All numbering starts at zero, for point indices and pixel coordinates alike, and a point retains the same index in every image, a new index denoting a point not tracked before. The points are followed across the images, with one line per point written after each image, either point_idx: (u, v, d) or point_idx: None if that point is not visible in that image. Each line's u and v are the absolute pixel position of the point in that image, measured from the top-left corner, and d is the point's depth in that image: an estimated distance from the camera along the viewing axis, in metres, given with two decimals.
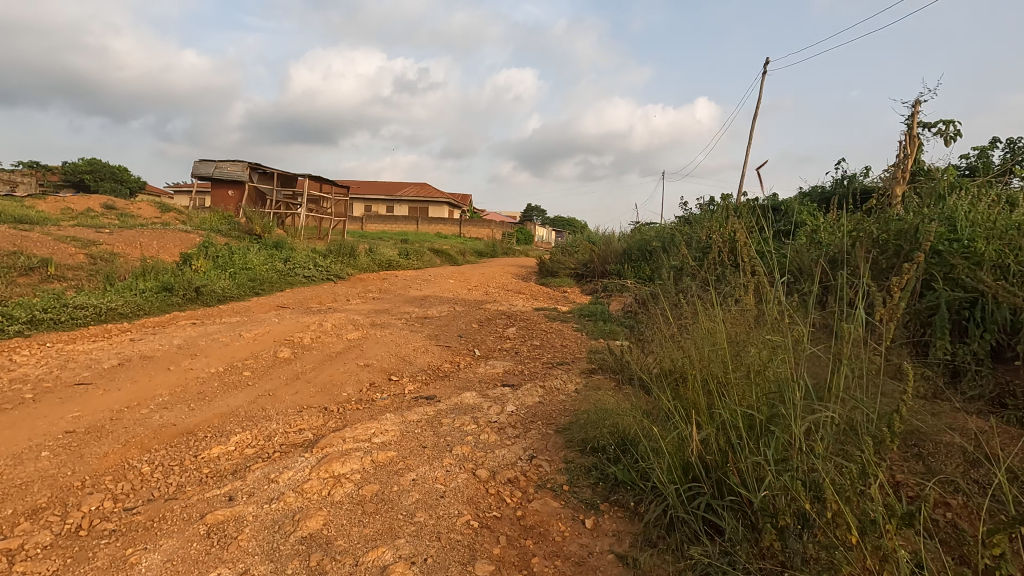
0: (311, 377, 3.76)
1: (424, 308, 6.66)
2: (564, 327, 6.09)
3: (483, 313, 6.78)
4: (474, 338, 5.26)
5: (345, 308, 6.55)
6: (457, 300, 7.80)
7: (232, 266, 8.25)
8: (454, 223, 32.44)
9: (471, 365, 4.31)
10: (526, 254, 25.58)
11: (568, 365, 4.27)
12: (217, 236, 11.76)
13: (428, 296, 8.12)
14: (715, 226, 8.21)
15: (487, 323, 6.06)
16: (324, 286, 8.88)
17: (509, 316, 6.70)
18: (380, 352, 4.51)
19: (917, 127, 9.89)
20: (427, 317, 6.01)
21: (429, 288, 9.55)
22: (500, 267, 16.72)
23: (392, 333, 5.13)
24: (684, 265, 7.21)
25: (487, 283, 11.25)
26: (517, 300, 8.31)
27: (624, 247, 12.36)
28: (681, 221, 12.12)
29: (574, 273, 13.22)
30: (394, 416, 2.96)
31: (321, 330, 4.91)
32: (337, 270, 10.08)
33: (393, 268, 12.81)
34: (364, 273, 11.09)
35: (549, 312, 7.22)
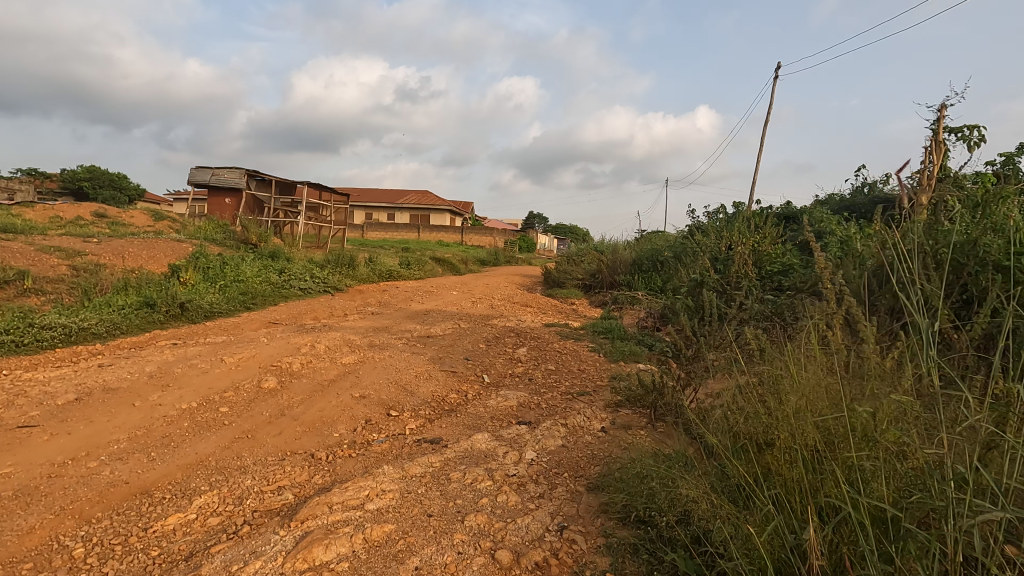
0: (298, 413, 3.28)
1: (426, 325, 6.17)
2: (579, 347, 5.60)
3: (489, 330, 6.29)
4: (482, 360, 4.77)
5: (341, 325, 6.07)
6: (462, 315, 7.32)
7: (223, 279, 7.80)
8: (455, 231, 32.03)
9: (481, 396, 3.83)
10: (529, 263, 25.15)
11: (590, 396, 3.77)
12: (211, 246, 11.32)
13: (430, 311, 7.64)
14: (734, 236, 7.75)
15: (495, 342, 5.57)
16: (320, 299, 8.42)
17: (518, 334, 6.21)
18: (377, 381, 4.02)
19: (942, 132, 9.44)
20: (429, 336, 5.53)
21: (432, 301, 9.07)
22: (503, 276, 16.25)
23: (391, 356, 4.64)
24: (705, 278, 6.73)
25: (492, 295, 10.76)
26: (525, 315, 7.84)
27: (634, 257, 11.88)
28: (693, 230, 11.66)
29: (581, 284, 12.73)
30: (391, 469, 2.46)
31: (312, 353, 4.43)
32: (335, 282, 9.61)
33: (394, 279, 12.35)
34: (363, 285, 10.63)
35: (560, 329, 6.74)
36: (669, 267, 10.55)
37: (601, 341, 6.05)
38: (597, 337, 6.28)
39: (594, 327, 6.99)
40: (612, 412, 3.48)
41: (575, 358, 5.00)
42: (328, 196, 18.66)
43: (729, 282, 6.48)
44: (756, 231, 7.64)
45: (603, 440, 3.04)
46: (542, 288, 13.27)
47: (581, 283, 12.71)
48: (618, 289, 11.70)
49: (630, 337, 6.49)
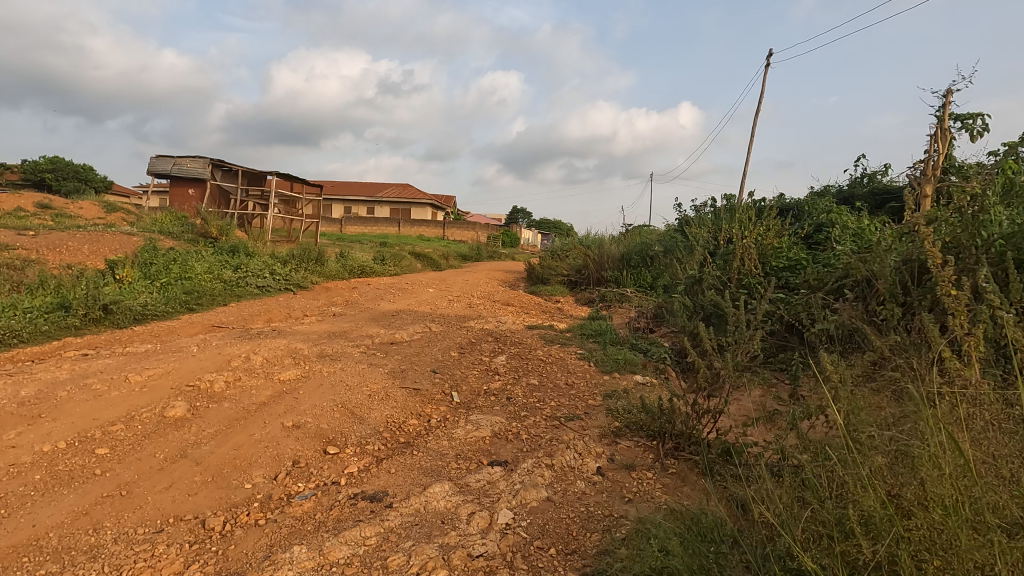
0: (203, 454, 2.52)
1: (392, 328, 5.42)
2: (566, 354, 4.89)
3: (464, 334, 5.55)
4: (452, 374, 4.03)
5: (294, 329, 5.29)
6: (435, 316, 6.57)
7: (166, 277, 6.94)
8: (437, 226, 31.19)
9: (446, 422, 3.10)
10: (512, 258, 24.48)
11: (582, 422, 3.07)
12: (165, 240, 10.43)
13: (400, 311, 6.87)
14: (733, 229, 7.12)
15: (470, 350, 4.83)
16: (279, 298, 7.60)
17: (497, 338, 5.48)
18: (320, 403, 3.26)
19: (948, 121, 8.95)
20: (394, 342, 4.77)
21: (405, 299, 8.30)
22: (485, 272, 15.48)
23: (342, 370, 3.87)
24: (704, 276, 6.10)
25: (471, 292, 10.00)
26: (505, 315, 7.11)
27: (622, 251, 11.21)
28: (684, 223, 11.05)
29: (567, 280, 12.01)
30: (303, 552, 1.73)
31: (244, 367, 3.65)
32: (298, 279, 8.78)
33: (367, 275, 11.52)
34: (331, 282, 9.82)
35: (545, 331, 6.03)
36: (661, 263, 9.93)
37: (589, 345, 5.37)
38: (586, 342, 5.59)
39: (582, 329, 6.29)
40: (610, 445, 2.77)
41: (562, 369, 4.28)
42: (300, 188, 17.70)
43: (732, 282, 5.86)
44: (754, 222, 7.03)
45: (601, 488, 2.35)
46: (525, 285, 12.54)
47: (566, 280, 12.00)
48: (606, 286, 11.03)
49: (622, 341, 5.81)
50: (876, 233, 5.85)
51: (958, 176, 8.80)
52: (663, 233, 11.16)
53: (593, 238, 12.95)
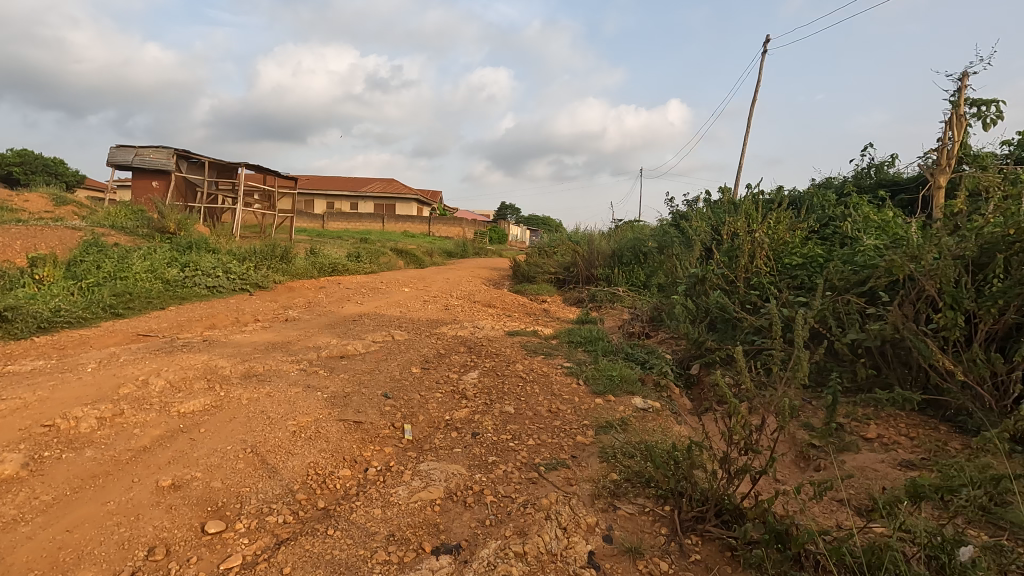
0: (14, 543, 1.73)
1: (347, 338, 4.62)
2: (550, 368, 4.13)
3: (433, 344, 4.76)
4: (408, 398, 3.25)
5: (230, 340, 4.47)
6: (404, 321, 5.78)
7: (96, 277, 6.10)
8: (422, 222, 30.32)
9: (389, 473, 2.33)
10: (498, 256, 23.72)
11: (569, 472, 2.31)
12: (113, 236, 9.55)
13: (364, 315, 6.07)
14: (737, 221, 6.41)
15: (436, 365, 4.05)
16: (229, 300, 6.77)
17: (472, 349, 4.70)
18: (220, 447, 2.46)
19: (963, 107, 8.32)
20: (344, 356, 3.97)
21: (374, 301, 7.49)
22: (468, 270, 14.68)
23: (267, 397, 3.07)
24: (711, 276, 5.47)
25: (449, 293, 9.21)
26: (484, 319, 6.34)
27: (613, 248, 10.47)
28: (680, 217, 10.35)
29: (554, 279, 11.26)
30: None
31: (135, 395, 2.85)
32: (256, 278, 7.94)
33: (339, 273, 10.69)
34: (296, 282, 8.99)
35: (527, 338, 5.28)
36: (656, 261, 9.25)
37: (579, 357, 4.61)
38: (576, 352, 4.83)
39: (571, 336, 5.54)
40: (605, 512, 2.01)
41: (545, 390, 3.52)
42: (274, 181, 16.76)
43: (741, 284, 5.25)
44: (760, 215, 6.31)
45: None
46: (510, 283, 11.78)
47: (553, 279, 11.23)
48: (596, 285, 10.29)
49: (617, 351, 5.07)
50: (900, 226, 5.17)
51: (974, 167, 8.17)
52: (657, 228, 10.43)
53: (582, 234, 12.19)
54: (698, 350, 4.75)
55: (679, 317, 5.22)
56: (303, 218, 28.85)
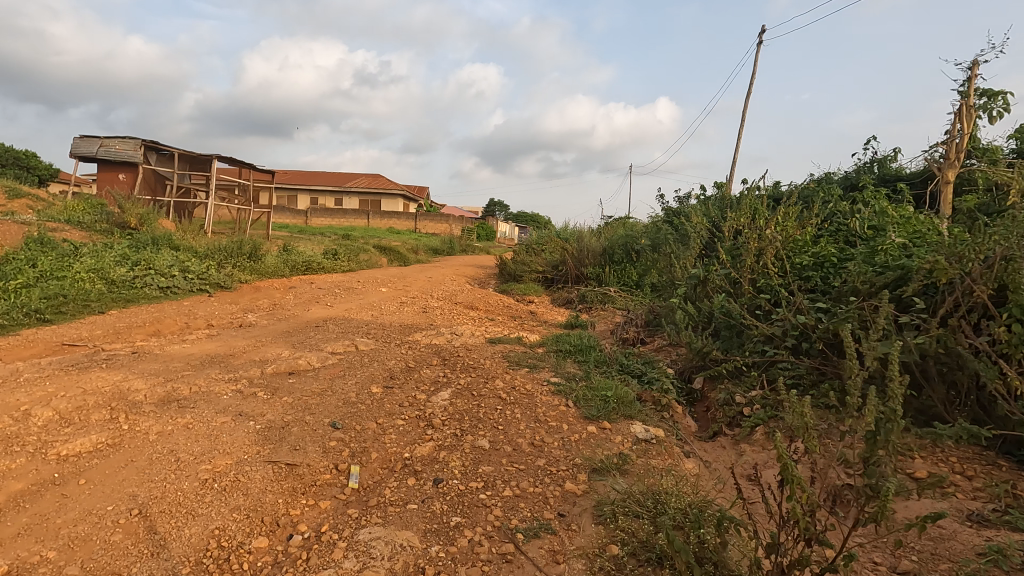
0: None
1: (302, 348, 4.03)
2: (535, 385, 3.58)
3: (402, 354, 4.19)
4: (360, 430, 2.67)
5: (165, 351, 3.87)
6: (373, 326, 5.20)
7: (27, 278, 5.44)
8: (408, 218, 29.65)
9: (316, 546, 1.76)
10: (485, 253, 23.15)
11: (554, 546, 1.76)
12: (66, 232, 8.86)
13: (330, 319, 5.48)
14: (740, 216, 5.90)
15: (402, 382, 3.47)
16: (182, 302, 6.14)
17: (446, 360, 4.13)
18: (97, 510, 1.87)
19: (973, 98, 7.87)
20: (293, 373, 3.39)
21: (346, 303, 6.90)
22: (452, 268, 14.11)
23: (183, 430, 2.48)
24: (714, 277, 4.98)
25: (430, 293, 8.63)
26: (464, 323, 5.78)
27: (603, 245, 9.95)
28: (674, 213, 9.84)
29: (542, 278, 10.69)
30: None
31: (7, 435, 2.26)
32: (217, 277, 7.30)
33: (313, 272, 10.06)
34: (264, 281, 8.36)
35: (509, 347, 4.74)
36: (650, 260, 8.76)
37: (568, 370, 4.07)
38: (565, 364, 4.28)
39: (559, 344, 4.99)
40: None
41: (527, 415, 2.96)
42: (249, 174, 16.02)
43: (750, 287, 4.74)
44: (765, 209, 5.80)
45: None
46: (496, 282, 11.21)
47: (540, 278, 10.68)
48: (585, 284, 9.77)
49: (612, 362, 4.53)
50: (922, 223, 4.68)
51: (982, 162, 7.74)
52: (650, 224, 9.91)
53: (571, 231, 11.65)
54: (702, 362, 4.23)
55: (680, 323, 4.71)
56: (285, 213, 28.07)
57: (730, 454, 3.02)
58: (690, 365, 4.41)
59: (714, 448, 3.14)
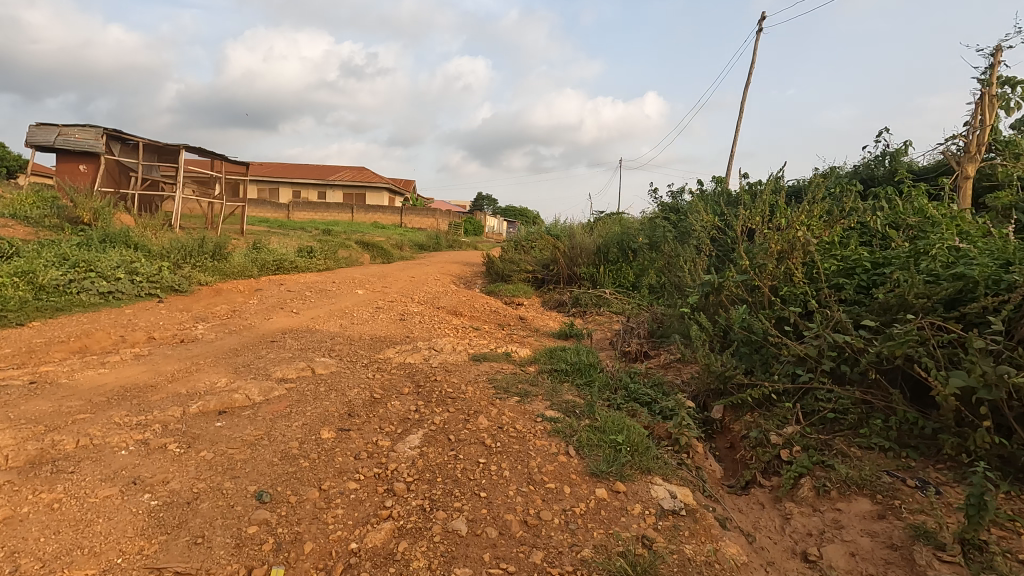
0: None
1: (245, 374, 3.33)
2: (527, 423, 2.93)
3: (367, 379, 3.50)
4: (296, 503, 2.00)
5: (72, 379, 3.16)
6: (340, 341, 4.50)
7: None
8: (393, 213, 28.79)
9: None
10: (473, 249, 22.44)
11: None
12: (7, 228, 8.03)
13: (290, 331, 4.77)
14: (756, 213, 5.29)
15: (363, 422, 2.79)
16: (124, 310, 5.39)
17: (421, 388, 3.45)
18: None
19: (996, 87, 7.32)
20: (223, 413, 2.70)
21: (314, 309, 6.18)
22: (436, 266, 13.35)
23: (41, 515, 1.79)
24: (731, 285, 4.37)
25: (410, 296, 7.92)
26: (446, 334, 5.11)
27: (597, 243, 9.29)
28: (674, 209, 9.23)
29: (532, 278, 9.92)
30: None
31: None
32: (170, 280, 6.54)
33: (285, 271, 9.32)
34: (227, 283, 7.59)
35: (497, 367, 4.08)
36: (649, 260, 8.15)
37: (567, 399, 3.43)
38: (563, 390, 3.64)
39: (555, 361, 4.34)
40: None
41: (518, 474, 2.32)
42: (221, 166, 15.13)
43: (774, 298, 4.15)
44: (782, 206, 5.19)
45: None
46: (483, 282, 10.50)
47: (530, 278, 9.92)
48: (578, 285, 9.12)
49: (617, 386, 3.89)
50: (969, 223, 4.11)
51: (1004, 155, 7.20)
52: (648, 221, 9.25)
53: (562, 227, 10.98)
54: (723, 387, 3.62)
55: (694, 339, 4.09)
56: (266, 207, 27.07)
57: (773, 518, 2.40)
58: (707, 390, 3.80)
59: (751, 507, 2.52)
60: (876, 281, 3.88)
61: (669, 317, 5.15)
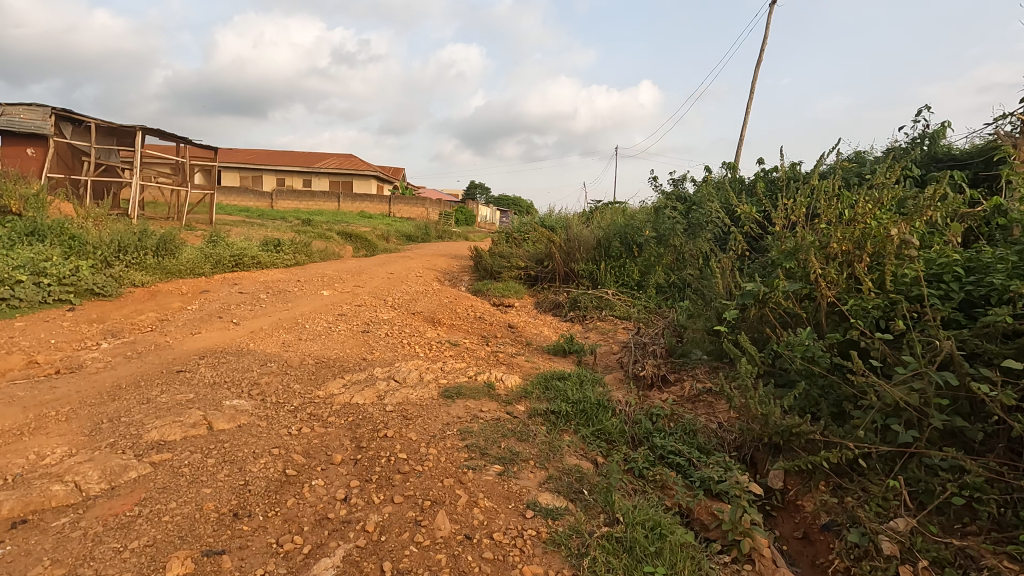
0: None
1: (104, 436, 2.31)
2: (512, 522, 1.94)
3: (287, 438, 2.48)
4: None
5: None
6: (272, 368, 3.46)
7: None
8: (381, 202, 27.62)
9: None
10: (462, 240, 21.35)
11: None
12: None
13: (213, 352, 3.74)
14: (802, 200, 4.27)
15: (252, 533, 1.78)
16: (13, 322, 4.33)
17: (364, 451, 2.42)
18: None
19: None
20: (16, 529, 1.68)
21: (261, 318, 5.12)
22: (422, 260, 12.27)
23: None
24: (783, 296, 3.37)
25: (384, 298, 6.89)
26: (415, 354, 4.09)
27: (597, 237, 8.28)
28: (684, 198, 8.20)
29: (523, 275, 8.72)
30: None
31: None
32: (90, 281, 5.48)
33: (245, 267, 8.25)
34: (168, 284, 6.52)
35: (475, 408, 3.07)
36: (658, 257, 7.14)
37: (571, 467, 2.43)
38: (565, 449, 2.64)
39: (553, 396, 3.33)
40: None
41: None
42: (186, 149, 13.91)
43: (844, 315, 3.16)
44: (834, 193, 4.17)
45: None
46: (470, 279, 9.45)
47: (522, 275, 8.71)
48: (576, 284, 8.10)
49: (636, 436, 2.91)
50: None
51: None
52: (654, 210, 8.18)
53: (557, 218, 9.91)
54: (782, 443, 2.65)
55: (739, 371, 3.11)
56: (247, 195, 25.81)
57: None
58: (757, 442, 2.83)
59: None
60: (981, 293, 2.89)
61: (694, 333, 4.16)
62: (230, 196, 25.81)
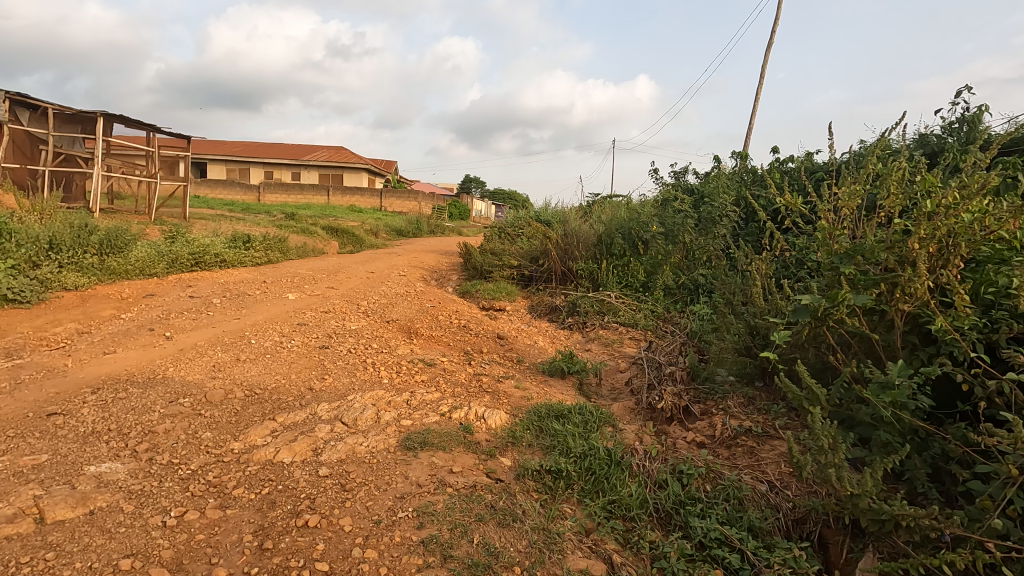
0: None
1: None
2: None
3: (151, 537, 1.68)
4: None
5: None
6: (182, 406, 2.64)
7: None
8: (371, 195, 26.71)
9: None
10: (454, 235, 20.54)
11: None
12: None
13: (114, 382, 2.92)
14: (852, 184, 3.46)
15: None
16: None
17: (267, 559, 1.63)
18: None
19: None
20: None
21: (201, 329, 4.30)
22: (409, 257, 11.43)
23: None
24: (852, 310, 2.57)
25: (358, 302, 6.09)
26: (377, 380, 3.29)
27: (598, 233, 7.48)
28: (693, 189, 7.39)
29: (517, 275, 7.88)
30: None
31: None
32: (3, 286, 4.64)
33: (207, 266, 7.41)
34: (107, 288, 5.68)
35: (443, 465, 2.28)
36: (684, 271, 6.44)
37: None
38: (567, 542, 1.86)
39: (550, 447, 2.52)
40: None
41: None
42: (158, 138, 13.00)
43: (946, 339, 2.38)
44: (895, 176, 3.36)
45: None
46: (459, 278, 8.64)
47: (515, 275, 7.85)
48: (575, 285, 7.30)
49: (662, 510, 2.13)
50: None
51: None
52: (661, 202, 7.36)
53: (554, 212, 9.11)
54: (872, 530, 1.89)
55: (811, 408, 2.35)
56: (234, 188, 24.87)
57: None
58: (829, 518, 2.08)
59: None
60: None
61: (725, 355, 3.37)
62: (215, 189, 24.88)
